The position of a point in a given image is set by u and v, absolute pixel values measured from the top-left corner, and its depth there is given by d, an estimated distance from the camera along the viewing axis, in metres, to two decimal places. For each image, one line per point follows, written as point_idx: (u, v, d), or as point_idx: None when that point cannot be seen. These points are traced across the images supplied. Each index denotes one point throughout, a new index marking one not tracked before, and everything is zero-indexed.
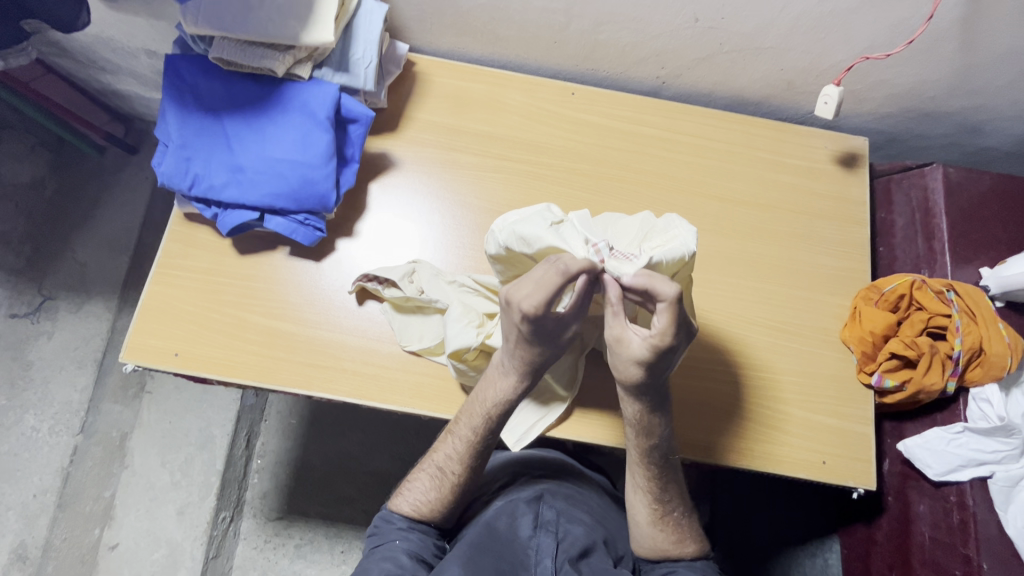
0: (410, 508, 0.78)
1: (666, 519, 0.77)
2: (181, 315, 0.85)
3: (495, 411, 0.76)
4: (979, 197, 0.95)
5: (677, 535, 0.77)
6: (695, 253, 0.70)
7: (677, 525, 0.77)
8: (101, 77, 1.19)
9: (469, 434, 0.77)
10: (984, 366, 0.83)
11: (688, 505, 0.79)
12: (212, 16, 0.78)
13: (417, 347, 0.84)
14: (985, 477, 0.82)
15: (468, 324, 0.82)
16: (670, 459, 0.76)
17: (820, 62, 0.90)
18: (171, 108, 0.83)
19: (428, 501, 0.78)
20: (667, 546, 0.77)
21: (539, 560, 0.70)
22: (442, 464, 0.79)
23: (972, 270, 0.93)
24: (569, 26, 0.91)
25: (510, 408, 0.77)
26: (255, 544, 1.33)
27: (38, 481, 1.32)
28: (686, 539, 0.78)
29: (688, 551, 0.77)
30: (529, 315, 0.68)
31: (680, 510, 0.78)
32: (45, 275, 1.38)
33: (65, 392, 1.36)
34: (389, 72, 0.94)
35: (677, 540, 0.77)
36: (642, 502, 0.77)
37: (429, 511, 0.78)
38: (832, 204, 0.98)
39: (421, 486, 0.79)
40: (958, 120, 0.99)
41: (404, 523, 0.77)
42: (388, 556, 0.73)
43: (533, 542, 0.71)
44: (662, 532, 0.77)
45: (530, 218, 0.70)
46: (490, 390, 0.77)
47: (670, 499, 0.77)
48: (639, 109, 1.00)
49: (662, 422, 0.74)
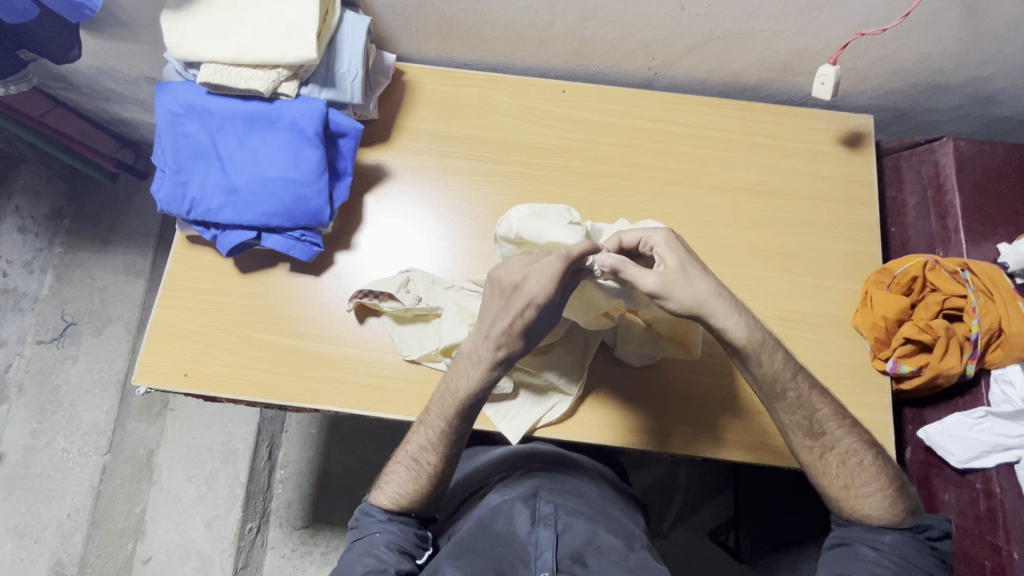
0: (388, 501, 0.77)
1: (829, 458, 0.73)
2: (187, 336, 0.87)
3: (466, 403, 0.74)
4: (992, 169, 0.91)
5: (849, 478, 0.72)
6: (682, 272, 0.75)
7: (847, 475, 0.73)
8: (107, 107, 1.22)
9: (443, 425, 0.75)
10: (1005, 348, 0.80)
11: (862, 440, 0.73)
12: (196, 46, 0.81)
13: (415, 355, 0.85)
14: (1012, 463, 0.79)
15: (462, 326, 0.83)
16: (789, 393, 0.72)
17: (814, 41, 0.87)
18: (165, 132, 0.85)
19: (407, 493, 0.77)
20: (840, 492, 0.73)
21: (539, 556, 0.69)
22: (417, 456, 0.77)
23: (989, 247, 0.89)
24: (554, 23, 0.90)
25: (480, 399, 0.74)
26: (283, 553, 1.36)
27: (71, 501, 1.37)
28: (868, 486, 0.72)
29: (871, 502, 0.72)
30: (541, 302, 0.65)
31: (851, 443, 0.73)
32: (68, 301, 1.43)
33: (92, 413, 1.40)
34: (378, 83, 0.95)
35: (848, 485, 0.72)
36: (797, 440, 0.73)
37: (408, 502, 0.77)
38: (837, 186, 0.95)
39: (397, 477, 0.77)
40: (969, 90, 0.95)
41: (385, 515, 0.77)
42: (369, 551, 0.73)
43: (532, 538, 0.70)
44: (832, 474, 0.73)
45: (549, 217, 0.76)
46: (460, 384, 0.74)
47: (831, 431, 0.73)
48: (632, 102, 0.98)
49: (771, 344, 0.71)
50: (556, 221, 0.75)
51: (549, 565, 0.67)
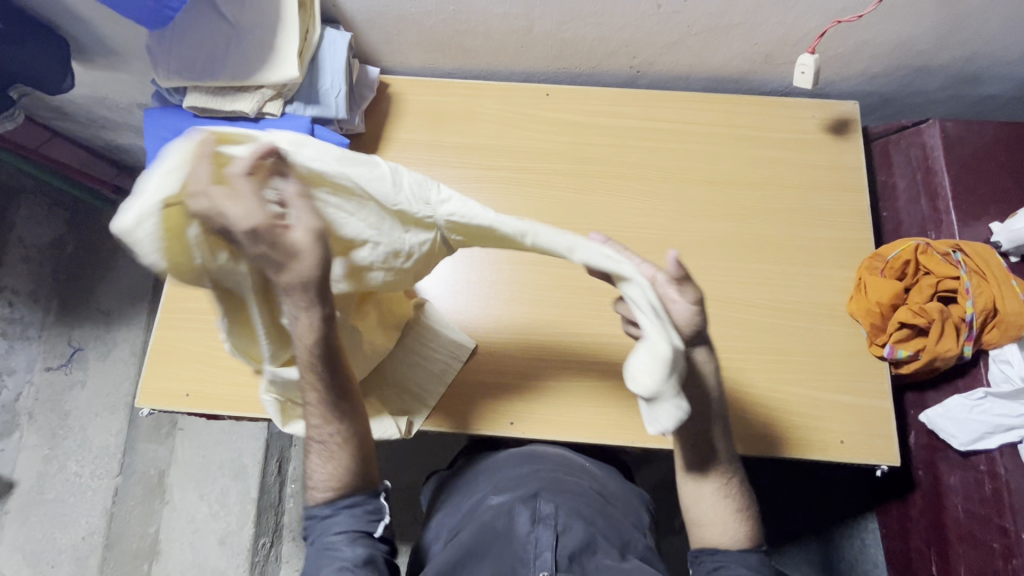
0: (322, 495, 0.72)
1: (730, 487, 0.73)
2: (187, 356, 0.88)
3: (312, 355, 0.61)
4: (979, 149, 0.91)
5: (734, 505, 0.73)
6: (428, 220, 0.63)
7: (738, 503, 0.74)
8: (103, 134, 1.24)
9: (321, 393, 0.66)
10: (1001, 328, 0.79)
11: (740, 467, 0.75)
12: (184, 69, 0.82)
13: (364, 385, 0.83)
14: (1015, 443, 0.78)
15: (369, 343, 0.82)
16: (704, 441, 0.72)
17: (793, 31, 0.88)
18: (154, 158, 0.86)
19: (330, 475, 0.71)
20: (727, 520, 0.73)
21: (538, 555, 0.67)
22: (320, 436, 0.70)
23: (981, 227, 0.88)
24: (533, 28, 0.91)
25: (329, 340, 0.61)
26: (297, 566, 1.36)
27: (85, 524, 1.39)
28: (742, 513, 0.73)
29: (739, 536, 0.73)
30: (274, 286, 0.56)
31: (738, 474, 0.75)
32: (74, 328, 1.45)
33: (102, 437, 1.42)
34: (363, 97, 0.96)
35: (731, 513, 0.73)
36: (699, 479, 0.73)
37: (336, 483, 0.72)
38: (826, 174, 0.95)
39: (317, 466, 0.72)
40: (953, 71, 0.95)
41: (323, 510, 0.72)
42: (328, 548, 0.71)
43: (531, 538, 0.68)
44: (720, 507, 0.73)
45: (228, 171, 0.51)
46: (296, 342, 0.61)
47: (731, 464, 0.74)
48: (616, 102, 0.99)
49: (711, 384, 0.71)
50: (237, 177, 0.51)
51: (548, 565, 0.66)
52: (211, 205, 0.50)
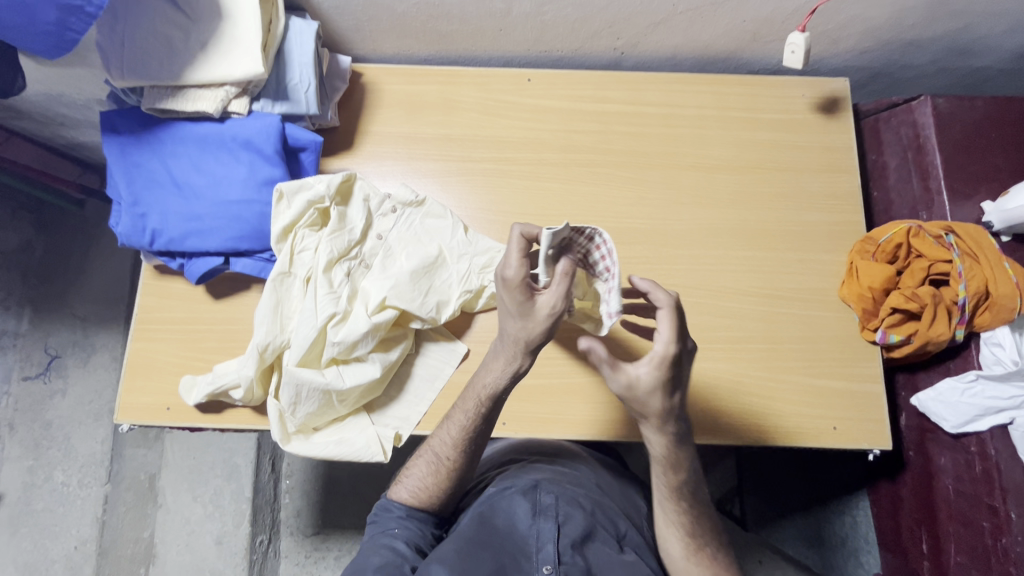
0: (408, 496, 0.76)
1: (700, 552, 0.70)
2: (166, 369, 0.85)
3: (490, 397, 0.70)
4: (971, 125, 0.89)
5: (712, 570, 0.70)
6: (406, 188, 0.87)
7: (711, 568, 0.70)
8: (63, 133, 1.16)
9: (466, 421, 0.72)
10: (993, 311, 0.79)
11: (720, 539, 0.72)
12: (138, 66, 0.76)
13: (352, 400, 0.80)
14: (1005, 425, 0.78)
15: (362, 360, 0.81)
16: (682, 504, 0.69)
17: (782, 8, 0.84)
18: (117, 166, 0.82)
19: (425, 487, 0.75)
20: None
21: (541, 547, 0.66)
22: (438, 450, 0.74)
23: (973, 206, 0.87)
24: (510, 11, 0.86)
25: (503, 395, 0.71)
26: (297, 560, 1.36)
27: (77, 533, 1.36)
28: (719, 572, 0.71)
29: None
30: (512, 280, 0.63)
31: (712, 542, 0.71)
32: (50, 334, 1.40)
33: (87, 445, 1.39)
34: (335, 88, 0.92)
35: (712, 575, 0.70)
36: (677, 541, 0.71)
37: (427, 496, 0.75)
38: (817, 155, 0.93)
39: (418, 472, 0.76)
40: (945, 44, 0.92)
41: (403, 511, 0.75)
42: (384, 545, 0.71)
43: (534, 530, 0.68)
44: (697, 567, 0.70)
45: (302, 229, 0.81)
46: (481, 376, 0.71)
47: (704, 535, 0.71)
48: (599, 85, 0.95)
49: (688, 454, 0.67)
50: (310, 236, 0.82)
51: (551, 557, 0.65)
52: (287, 245, 0.81)
